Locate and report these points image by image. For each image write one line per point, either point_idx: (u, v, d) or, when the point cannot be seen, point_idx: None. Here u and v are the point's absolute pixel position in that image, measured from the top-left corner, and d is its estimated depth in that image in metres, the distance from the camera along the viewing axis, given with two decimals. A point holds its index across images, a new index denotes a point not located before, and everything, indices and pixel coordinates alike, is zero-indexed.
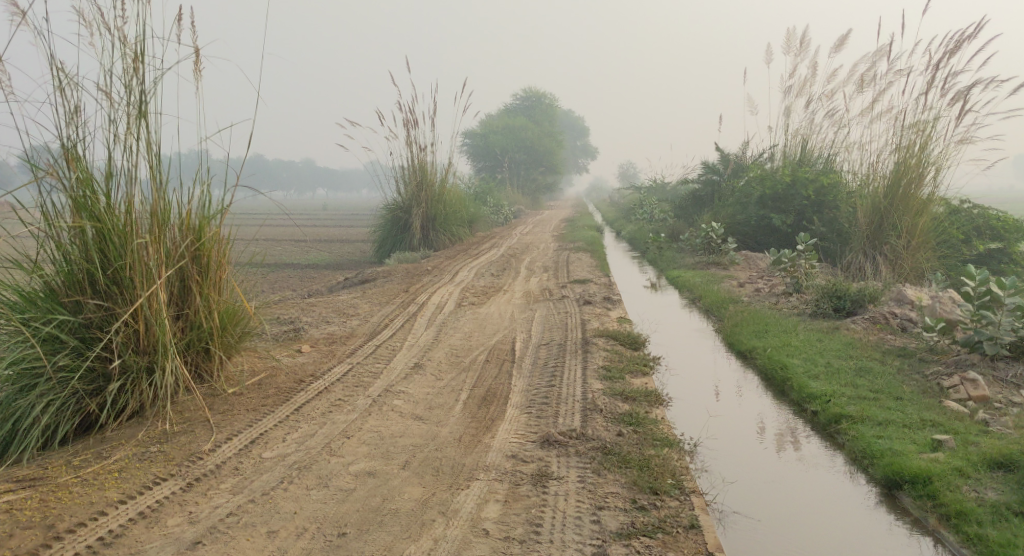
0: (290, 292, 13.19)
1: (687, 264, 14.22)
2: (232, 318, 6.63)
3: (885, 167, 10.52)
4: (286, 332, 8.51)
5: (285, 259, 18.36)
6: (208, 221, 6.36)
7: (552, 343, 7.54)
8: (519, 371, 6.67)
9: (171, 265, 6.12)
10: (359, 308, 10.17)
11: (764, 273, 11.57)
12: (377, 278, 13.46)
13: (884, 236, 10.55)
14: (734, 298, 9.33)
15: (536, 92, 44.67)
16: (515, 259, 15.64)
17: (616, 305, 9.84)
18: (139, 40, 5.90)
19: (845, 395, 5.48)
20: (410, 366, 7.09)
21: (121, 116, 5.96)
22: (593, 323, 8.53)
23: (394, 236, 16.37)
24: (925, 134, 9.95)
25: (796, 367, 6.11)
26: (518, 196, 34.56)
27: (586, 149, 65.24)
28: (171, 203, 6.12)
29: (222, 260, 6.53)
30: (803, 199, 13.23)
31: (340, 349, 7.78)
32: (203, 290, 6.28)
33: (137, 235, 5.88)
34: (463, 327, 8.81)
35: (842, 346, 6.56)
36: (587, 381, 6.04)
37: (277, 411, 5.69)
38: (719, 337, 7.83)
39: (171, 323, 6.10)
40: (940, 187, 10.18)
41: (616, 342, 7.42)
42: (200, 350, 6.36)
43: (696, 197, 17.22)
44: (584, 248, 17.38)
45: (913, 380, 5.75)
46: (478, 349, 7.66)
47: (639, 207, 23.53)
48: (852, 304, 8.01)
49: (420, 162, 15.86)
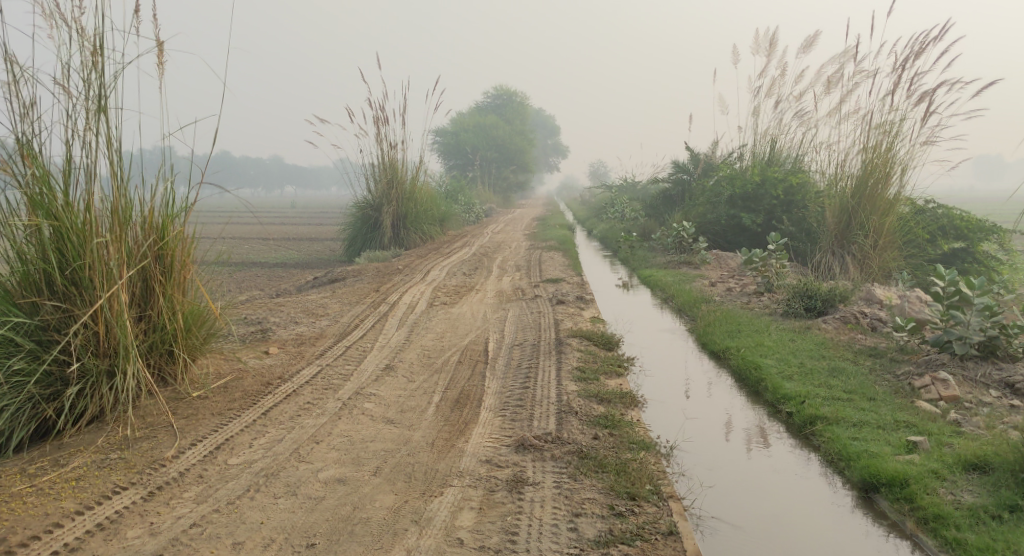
0: (259, 291, 12.97)
1: (658, 263, 14.23)
2: (197, 319, 6.46)
3: (853, 167, 10.60)
4: (253, 333, 8.34)
5: (253, 258, 18.09)
6: (171, 219, 6.21)
7: (525, 344, 7.47)
8: (493, 372, 6.59)
9: (133, 265, 5.96)
10: (329, 308, 10.02)
11: (735, 273, 11.61)
12: (347, 277, 13.29)
13: (853, 236, 10.63)
14: (706, 298, 9.33)
15: (507, 90, 44.58)
16: (487, 258, 15.55)
17: (589, 304, 9.79)
18: (98, 34, 5.76)
19: (820, 396, 5.48)
20: (380, 367, 6.97)
21: (79, 111, 5.81)
22: (566, 323, 8.48)
23: (364, 234, 16.19)
24: (892, 135, 10.04)
25: (769, 367, 6.10)
26: (489, 194, 34.45)
27: (558, 148, 65.30)
28: (132, 200, 5.97)
29: (187, 260, 6.36)
30: (773, 198, 13.31)
31: (309, 350, 7.63)
32: (166, 290, 6.12)
33: (97, 234, 5.72)
34: (435, 328, 8.71)
35: (814, 346, 6.57)
36: (561, 382, 5.98)
37: (244, 416, 5.55)
38: (693, 337, 7.81)
39: (133, 325, 5.93)
40: (906, 187, 10.28)
41: (590, 342, 7.37)
42: (163, 353, 6.19)
43: (667, 196, 17.26)
44: (556, 247, 17.35)
45: (885, 380, 5.76)
46: (450, 350, 7.56)
47: (611, 206, 23.55)
48: (824, 303, 8.04)
49: (390, 160, 15.71)
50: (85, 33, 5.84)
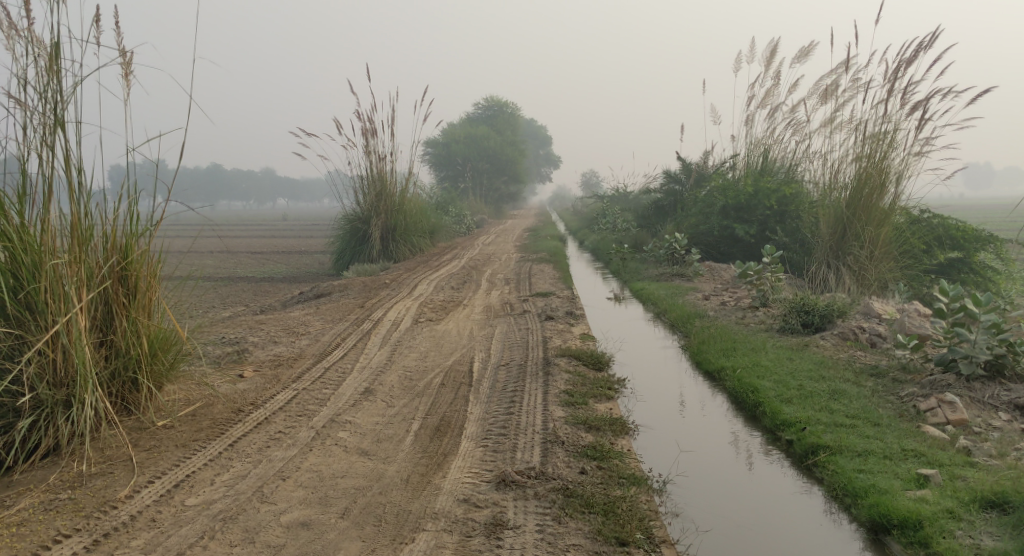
0: (243, 307, 12.64)
1: (651, 275, 13.94)
2: (164, 344, 6.12)
3: (845, 177, 10.38)
4: (229, 355, 7.99)
5: (239, 272, 17.75)
6: (136, 237, 5.91)
7: (512, 365, 7.14)
8: (477, 396, 6.26)
9: (93, 287, 5.65)
10: (311, 326, 9.68)
11: (729, 286, 11.34)
12: (334, 292, 12.96)
13: (848, 246, 10.36)
14: (701, 313, 9.02)
15: (499, 101, 44.32)
16: (477, 271, 15.23)
17: (579, 320, 9.48)
18: (55, 43, 5.46)
19: (821, 422, 5.18)
20: (359, 391, 6.63)
21: (37, 125, 5.51)
22: (555, 341, 8.16)
23: (353, 248, 15.84)
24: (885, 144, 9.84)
25: (767, 390, 5.79)
26: (480, 205, 34.20)
27: (551, 158, 65.14)
28: (93, 218, 5.68)
29: (154, 281, 6.05)
30: (766, 208, 13.06)
31: (286, 373, 7.27)
32: (130, 313, 5.81)
33: (53, 256, 5.43)
34: (420, 346, 8.38)
35: (814, 366, 6.26)
36: (548, 408, 5.65)
37: (209, 448, 5.21)
38: (686, 355, 7.50)
39: (93, 351, 5.61)
40: (901, 196, 10.05)
41: (579, 362, 7.05)
42: (126, 381, 5.84)
43: (659, 206, 16.99)
44: (546, 259, 17.05)
45: (889, 403, 5.46)
46: (433, 371, 7.23)
47: (603, 216, 23.30)
48: (821, 319, 7.74)
49: (379, 172, 15.45)
50: (42, 43, 5.56)
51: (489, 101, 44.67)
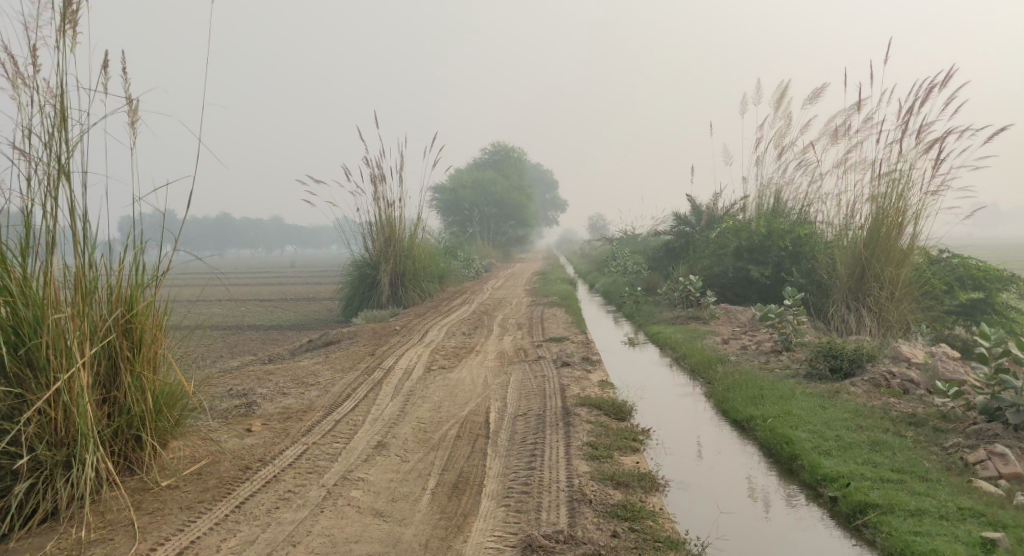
0: (251, 357, 12.40)
1: (666, 319, 13.67)
2: (169, 400, 5.89)
3: (862, 217, 10.19)
4: (236, 408, 7.72)
5: (247, 320, 17.54)
6: (141, 289, 5.71)
7: (530, 415, 6.85)
8: (495, 449, 5.97)
9: (96, 341, 5.45)
10: (320, 376, 9.41)
11: (747, 329, 11.07)
12: (342, 339, 12.73)
13: (867, 287, 10.09)
14: (722, 358, 8.73)
15: (505, 145, 44.50)
16: (488, 316, 14.99)
17: (596, 366, 9.20)
18: (61, 93, 5.34)
19: (865, 476, 4.90)
20: (371, 445, 6.35)
21: (41, 176, 5.38)
22: (573, 389, 7.88)
23: (361, 294, 15.64)
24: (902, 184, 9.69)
25: (803, 441, 5.50)
26: (488, 250, 34.09)
27: (557, 202, 65.33)
28: (98, 269, 5.52)
29: (160, 334, 5.84)
30: (781, 249, 12.85)
31: (294, 426, 7.01)
32: (135, 368, 5.58)
33: (56, 310, 5.25)
34: (433, 396, 8.10)
35: (849, 414, 5.96)
36: (571, 462, 5.37)
37: (215, 510, 4.95)
38: (711, 403, 7.20)
39: (95, 409, 5.38)
40: (920, 235, 9.83)
41: (600, 412, 6.76)
42: (130, 438, 5.59)
43: (670, 248, 16.79)
44: (558, 303, 16.80)
45: (934, 455, 5.16)
46: (448, 423, 6.94)
47: (613, 260, 23.13)
48: (850, 363, 7.46)
49: (388, 218, 15.35)
50: (49, 91, 5.45)
51: (497, 147, 44.88)
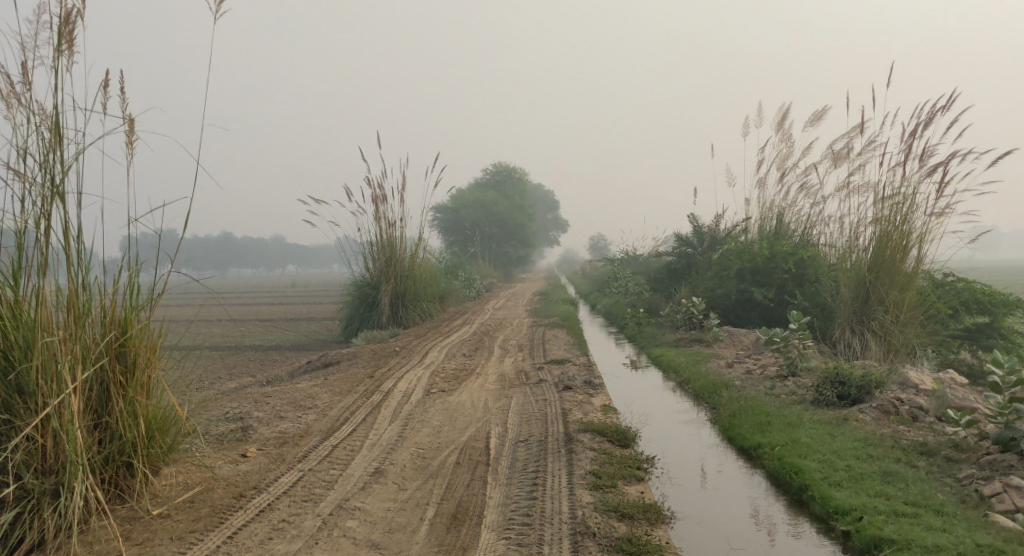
0: (249, 378, 12.25)
1: (668, 341, 13.53)
2: (163, 425, 5.76)
3: (866, 240, 10.11)
4: (231, 432, 7.58)
5: (246, 341, 17.39)
6: (136, 311, 5.60)
7: (532, 441, 6.71)
8: (496, 477, 5.83)
9: (88, 365, 5.34)
10: (317, 399, 9.26)
11: (751, 352, 10.93)
12: (341, 360, 12.58)
13: (872, 311, 9.96)
14: (726, 383, 8.58)
15: (507, 166, 44.51)
16: (489, 337, 14.85)
17: (598, 390, 9.05)
18: (57, 112, 5.26)
19: (878, 509, 4.76)
20: (368, 472, 6.20)
21: (36, 197, 5.28)
22: (575, 414, 7.73)
23: (362, 314, 15.50)
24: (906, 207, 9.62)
25: (812, 471, 5.36)
26: (489, 270, 33.97)
27: (558, 222, 65.32)
28: (91, 291, 5.41)
29: (154, 358, 5.72)
30: (784, 272, 12.74)
31: (290, 452, 6.87)
32: (127, 392, 5.46)
33: (48, 333, 5.15)
34: (432, 420, 7.96)
35: (858, 443, 5.82)
36: (573, 492, 5.25)
37: (207, 541, 4.83)
38: (716, 429, 7.05)
39: (86, 435, 5.26)
40: (925, 258, 9.74)
41: (603, 439, 6.61)
42: (121, 465, 5.45)
43: (672, 270, 16.69)
44: (559, 324, 16.67)
45: (948, 487, 5.02)
46: (447, 449, 6.79)
47: (614, 280, 23.02)
48: (858, 390, 7.33)
49: (388, 238, 15.28)
50: (45, 111, 5.37)
51: (499, 166, 44.86)
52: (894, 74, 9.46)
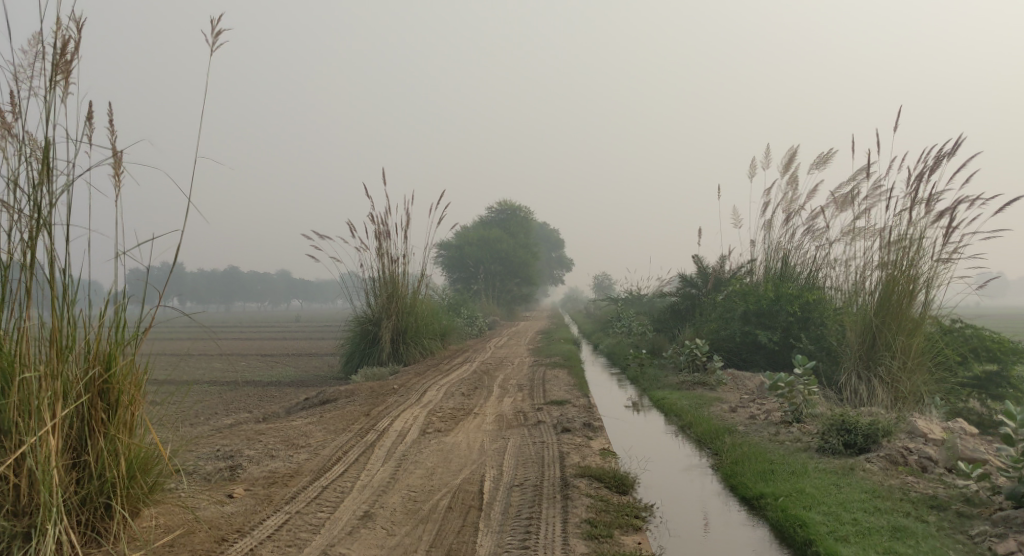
0: (244, 414, 12.04)
1: (671, 383, 13.31)
2: (145, 464, 5.57)
3: (872, 284, 9.97)
4: (220, 471, 7.38)
5: (244, 376, 17.19)
6: (121, 347, 5.45)
7: (527, 485, 6.49)
8: (488, 523, 5.62)
9: (69, 402, 5.19)
10: (311, 437, 9.06)
11: (755, 396, 10.71)
12: (339, 397, 12.38)
13: (878, 356, 9.74)
14: (730, 429, 8.37)
15: (512, 204, 44.57)
16: (489, 376, 14.64)
17: (598, 433, 8.84)
18: (47, 143, 5.17)
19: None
20: (356, 516, 6.00)
21: (23, 228, 5.16)
22: (573, 457, 7.52)
23: (362, 350, 15.32)
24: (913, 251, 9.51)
25: (817, 524, 5.15)
26: (492, 308, 33.77)
27: (563, 262, 65.25)
28: (75, 325, 5.28)
29: (139, 396, 5.55)
30: (789, 314, 12.57)
31: (279, 492, 6.67)
32: (108, 431, 5.29)
33: (27, 368, 5.02)
34: (427, 462, 7.75)
35: (865, 495, 5.61)
36: (566, 543, 5.10)
37: None
38: (718, 476, 6.82)
39: (63, 474, 5.10)
40: (933, 303, 9.58)
41: (601, 484, 6.40)
42: (98, 507, 5.25)
43: (675, 310, 16.51)
44: (561, 364, 16.44)
45: (959, 544, 4.83)
46: (440, 492, 6.58)
47: (618, 320, 22.83)
48: (865, 438, 7.12)
49: (391, 275, 15.21)
50: (35, 142, 5.28)
51: (505, 205, 44.94)
52: (901, 118, 9.47)
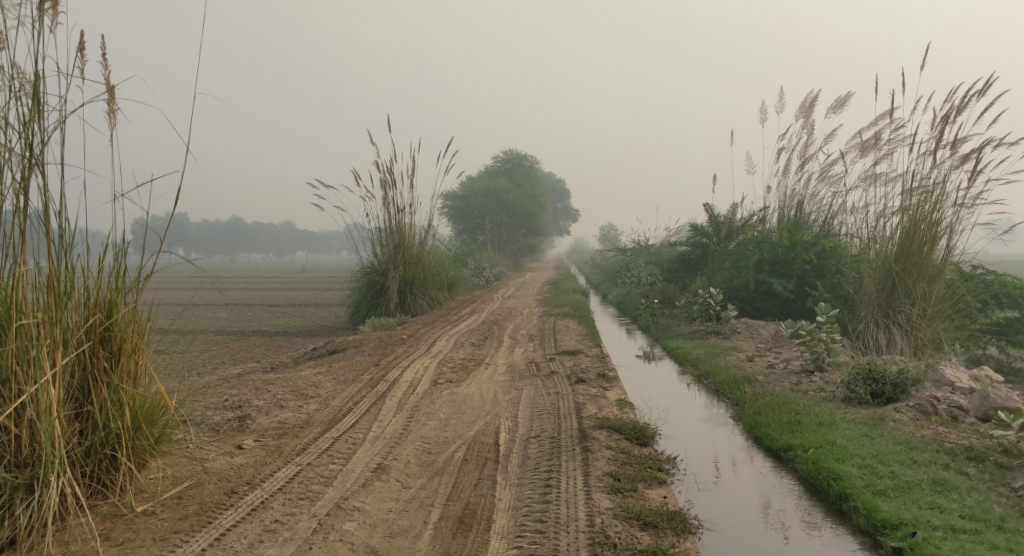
0: (252, 364, 11.87)
1: (684, 333, 13.10)
2: (150, 416, 5.37)
3: (891, 231, 9.64)
4: (229, 422, 7.21)
5: (251, 326, 17.03)
6: (122, 294, 5.21)
7: (545, 437, 6.30)
8: (506, 475, 5.45)
9: (68, 351, 4.97)
10: (321, 387, 8.88)
11: (772, 346, 10.50)
12: (347, 348, 12.21)
13: (897, 303, 9.48)
14: (750, 378, 8.15)
15: (518, 153, 43.80)
16: (498, 326, 14.45)
17: (613, 383, 8.63)
18: (37, 76, 4.86)
19: (931, 523, 4.42)
20: (370, 468, 5.83)
21: (14, 168, 4.89)
22: (590, 408, 7.33)
23: (370, 301, 15.10)
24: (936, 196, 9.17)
25: (853, 477, 4.98)
26: (499, 258, 33.50)
27: (568, 212, 64.89)
28: (74, 271, 5.04)
29: (142, 346, 5.33)
30: (804, 263, 12.28)
31: (290, 443, 6.51)
32: (112, 381, 5.09)
33: (24, 316, 4.79)
34: (439, 413, 7.56)
35: (898, 446, 5.42)
36: (591, 496, 4.93)
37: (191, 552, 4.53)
38: (741, 427, 6.62)
39: (66, 425, 4.91)
40: (955, 249, 9.26)
41: (621, 435, 6.20)
42: (103, 458, 5.08)
43: (685, 259, 16.23)
44: (571, 314, 16.24)
45: (1005, 499, 4.68)
46: (455, 444, 6.39)
47: (626, 269, 22.58)
48: (893, 388, 6.91)
49: (398, 224, 14.91)
50: (24, 75, 4.97)
51: (511, 154, 44.23)
52: (929, 58, 9.06)
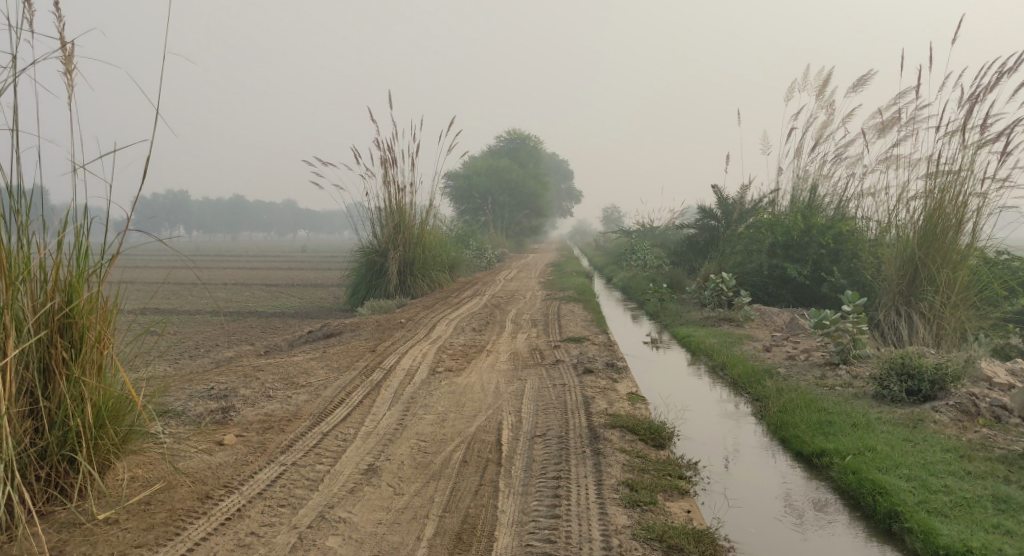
0: (245, 347, 11.34)
1: (694, 319, 12.55)
2: (117, 413, 4.81)
3: (911, 215, 9.03)
4: (212, 413, 6.67)
5: (246, 306, 16.49)
6: (84, 278, 4.65)
7: (552, 437, 5.77)
8: (511, 481, 4.93)
9: (22, 341, 4.43)
10: (313, 375, 8.33)
11: (789, 334, 9.97)
12: (344, 332, 11.66)
13: (920, 290, 8.88)
14: (770, 371, 7.62)
15: (519, 133, 42.90)
16: (501, 310, 13.90)
17: (623, 375, 8.09)
18: None
19: (1003, 551, 3.92)
20: (360, 470, 5.29)
21: None
22: (599, 403, 6.79)
23: (368, 282, 14.53)
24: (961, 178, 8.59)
25: (903, 493, 4.48)
26: (500, 240, 32.88)
27: (569, 191, 64.23)
28: (31, 252, 4.50)
29: (106, 335, 4.78)
30: (819, 247, 11.74)
31: (275, 439, 5.98)
32: (72, 374, 4.55)
33: None
34: (438, 406, 7.03)
35: (948, 454, 4.90)
36: (607, 511, 4.42)
37: None
38: (765, 427, 6.08)
39: (18, 425, 4.37)
40: (981, 235, 8.65)
41: (635, 436, 5.67)
42: (61, 461, 4.55)
43: (694, 242, 15.65)
44: (575, 298, 15.69)
45: None
46: (453, 442, 5.86)
47: (630, 251, 22.01)
48: (930, 386, 6.36)
49: (399, 204, 14.31)
50: None
51: (512, 134, 43.34)
52: (960, 31, 8.41)
